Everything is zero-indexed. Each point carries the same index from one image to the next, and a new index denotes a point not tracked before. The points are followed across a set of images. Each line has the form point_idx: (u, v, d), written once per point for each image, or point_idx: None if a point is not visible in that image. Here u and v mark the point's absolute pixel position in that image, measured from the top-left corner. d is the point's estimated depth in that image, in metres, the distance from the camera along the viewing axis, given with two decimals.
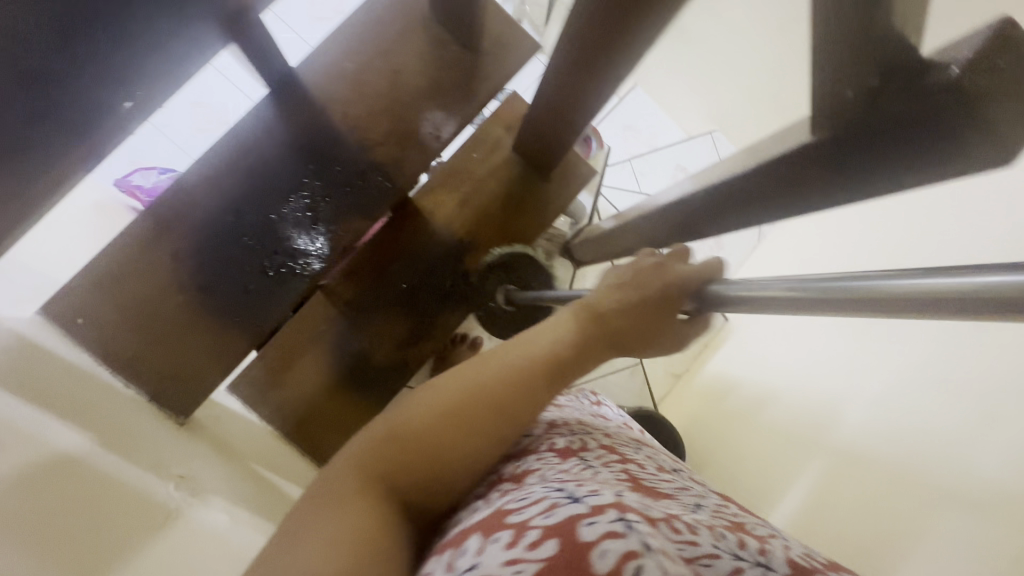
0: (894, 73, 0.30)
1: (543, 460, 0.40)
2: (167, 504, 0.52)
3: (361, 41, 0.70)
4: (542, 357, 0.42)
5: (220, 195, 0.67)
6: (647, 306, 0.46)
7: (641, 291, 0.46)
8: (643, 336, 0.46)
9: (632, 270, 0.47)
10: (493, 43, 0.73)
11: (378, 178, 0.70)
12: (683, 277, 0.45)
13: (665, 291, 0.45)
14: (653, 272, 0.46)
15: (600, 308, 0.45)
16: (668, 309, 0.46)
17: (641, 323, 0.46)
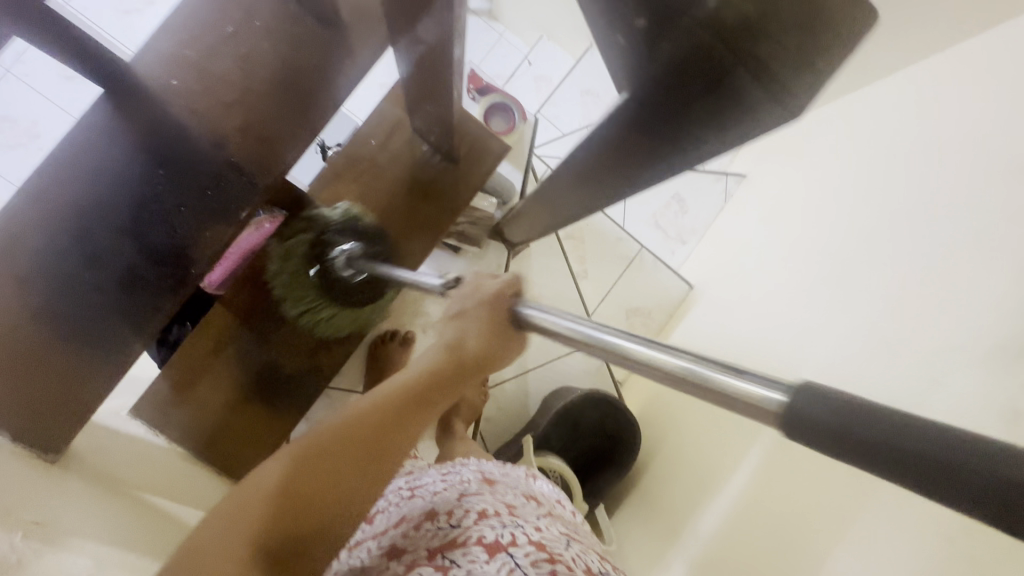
0: (661, 9, 0.24)
1: (470, 560, 0.38)
2: (8, 557, 0.48)
3: (202, 26, 0.63)
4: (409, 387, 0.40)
5: (60, 212, 0.61)
6: (486, 318, 0.43)
7: (475, 311, 0.44)
8: (493, 342, 0.43)
9: (471, 296, 0.44)
10: (356, 15, 0.65)
11: (240, 177, 0.65)
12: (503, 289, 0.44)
13: (494, 309, 0.43)
14: (480, 292, 0.44)
15: (448, 342, 0.43)
16: (500, 321, 0.43)
17: (496, 341, 0.43)
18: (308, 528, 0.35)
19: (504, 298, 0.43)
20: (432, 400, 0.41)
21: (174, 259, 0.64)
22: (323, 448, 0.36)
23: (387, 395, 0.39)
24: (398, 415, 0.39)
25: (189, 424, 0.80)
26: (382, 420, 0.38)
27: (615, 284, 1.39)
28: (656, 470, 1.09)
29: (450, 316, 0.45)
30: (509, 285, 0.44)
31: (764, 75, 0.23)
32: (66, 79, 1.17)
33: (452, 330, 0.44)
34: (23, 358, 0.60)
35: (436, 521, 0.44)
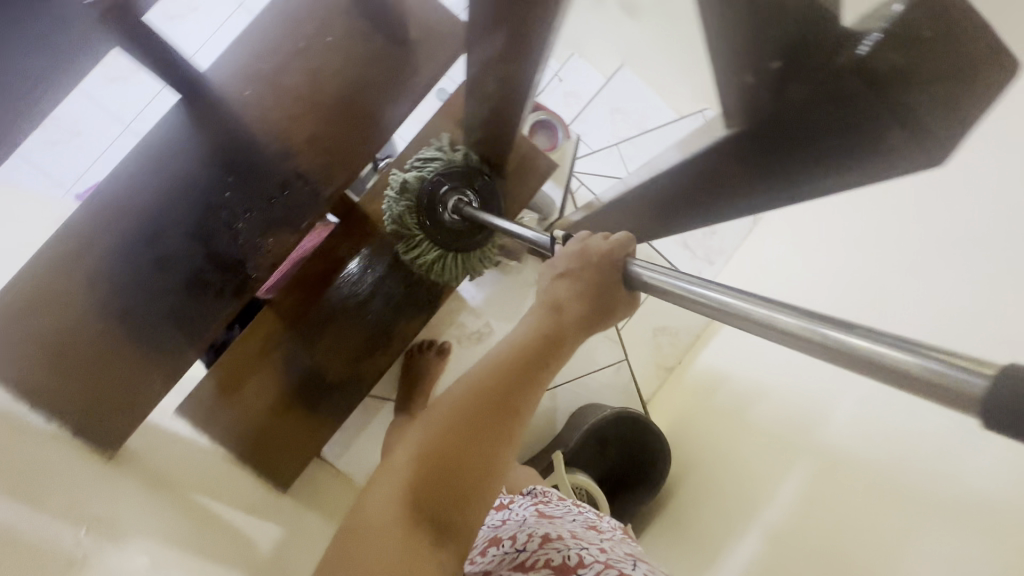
0: (801, 49, 0.24)
1: None
2: (73, 553, 0.49)
3: (277, 39, 0.65)
4: (527, 344, 0.40)
5: (132, 214, 0.63)
6: (594, 270, 0.43)
7: (582, 269, 0.43)
8: (603, 292, 0.43)
9: (575, 255, 0.44)
10: (423, 33, 0.67)
11: (305, 186, 0.66)
12: (606, 248, 0.43)
13: (600, 267, 0.42)
14: (586, 252, 0.43)
15: (556, 302, 0.42)
16: (608, 276, 0.42)
17: (607, 290, 0.43)
18: (461, 483, 0.34)
19: (608, 255, 0.42)
20: (551, 354, 0.40)
21: (237, 263, 0.66)
22: (458, 407, 0.36)
23: (510, 353, 0.39)
24: (523, 371, 0.38)
25: (233, 425, 0.82)
26: (508, 377, 0.38)
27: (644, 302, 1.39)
28: (688, 493, 1.08)
29: (553, 277, 0.45)
30: (617, 243, 0.43)
31: (909, 119, 0.23)
32: (107, 81, 1.24)
33: (559, 287, 0.43)
34: (94, 353, 0.63)
35: (502, 547, 0.50)
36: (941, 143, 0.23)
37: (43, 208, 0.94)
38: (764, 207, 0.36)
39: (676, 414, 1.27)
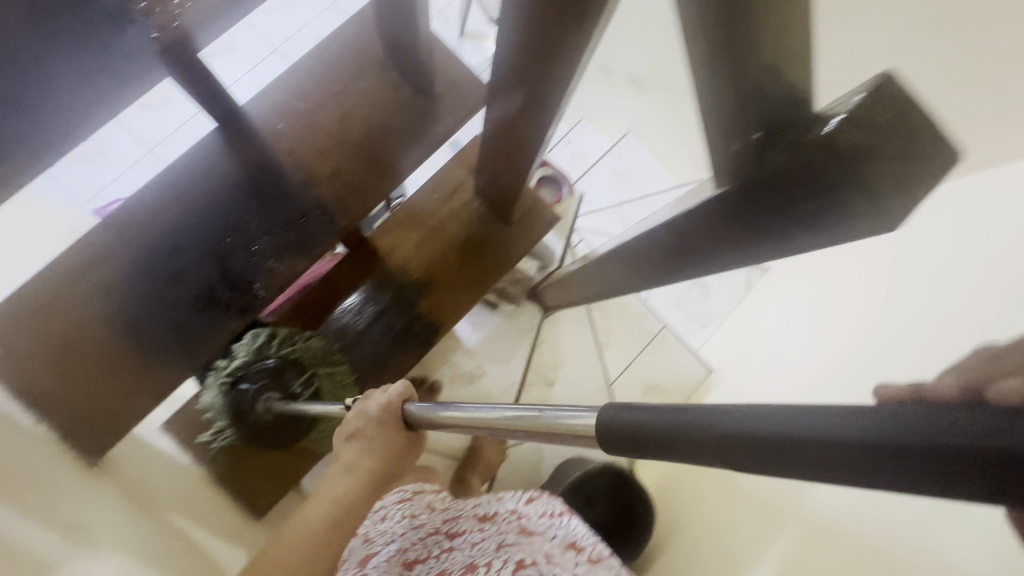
0: (775, 125, 0.28)
1: None
2: (49, 558, 0.48)
3: (314, 82, 0.71)
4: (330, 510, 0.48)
5: (156, 227, 0.67)
6: (382, 428, 0.51)
7: (371, 426, 0.52)
8: (398, 446, 0.51)
9: (361, 416, 0.53)
10: (447, 87, 0.73)
11: (322, 216, 0.70)
12: (389, 404, 0.52)
13: (387, 424, 0.51)
14: (370, 411, 0.52)
15: (352, 462, 0.51)
16: (396, 426, 0.52)
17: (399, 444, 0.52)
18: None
19: (394, 405, 0.51)
20: (356, 514, 0.49)
21: (248, 283, 0.68)
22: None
23: (314, 527, 0.47)
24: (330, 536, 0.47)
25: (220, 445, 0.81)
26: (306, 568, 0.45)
27: (636, 358, 1.41)
28: (672, 558, 1.05)
29: (346, 436, 0.53)
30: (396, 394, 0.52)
31: (872, 192, 0.26)
32: (138, 107, 1.32)
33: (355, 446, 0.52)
34: (95, 359, 0.64)
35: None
36: (903, 213, 0.26)
37: (60, 217, 0.97)
38: (749, 261, 0.39)
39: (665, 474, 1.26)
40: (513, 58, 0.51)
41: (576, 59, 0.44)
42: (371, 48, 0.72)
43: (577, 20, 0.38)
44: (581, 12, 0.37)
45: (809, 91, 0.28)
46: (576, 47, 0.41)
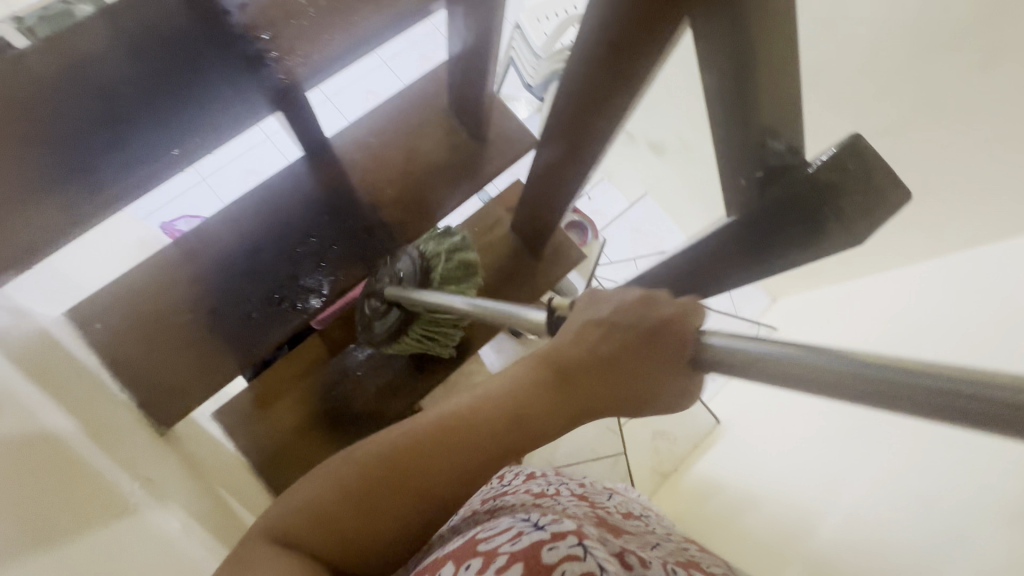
0: (773, 166, 0.38)
1: (519, 497, 0.50)
2: (128, 498, 0.55)
3: (387, 123, 0.83)
4: (527, 396, 0.42)
5: (241, 234, 0.78)
6: (634, 343, 0.43)
7: (621, 334, 0.43)
8: (638, 372, 0.43)
9: (619, 313, 0.44)
10: (498, 135, 0.85)
11: (384, 234, 0.81)
12: (665, 317, 0.42)
13: (646, 338, 0.42)
14: (650, 311, 0.43)
15: (577, 353, 0.44)
16: (649, 352, 0.42)
17: (639, 376, 0.43)
18: (376, 532, 0.39)
19: (674, 327, 0.42)
20: (547, 422, 0.43)
21: (311, 286, 0.78)
22: (430, 436, 0.41)
23: (509, 397, 0.42)
24: (511, 426, 0.42)
25: (261, 437, 0.88)
26: (496, 433, 0.41)
27: None
28: None
29: (594, 324, 0.45)
30: (675, 315, 0.42)
31: (842, 214, 0.36)
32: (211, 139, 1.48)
33: (592, 342, 0.44)
34: (176, 339, 0.74)
35: (493, 484, 0.57)
36: (865, 232, 0.36)
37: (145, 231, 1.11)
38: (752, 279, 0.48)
39: (672, 516, 1.30)
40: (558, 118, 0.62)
41: (618, 116, 0.54)
42: (438, 98, 0.85)
43: (625, 84, 0.48)
44: (629, 79, 0.48)
45: (795, 143, 0.38)
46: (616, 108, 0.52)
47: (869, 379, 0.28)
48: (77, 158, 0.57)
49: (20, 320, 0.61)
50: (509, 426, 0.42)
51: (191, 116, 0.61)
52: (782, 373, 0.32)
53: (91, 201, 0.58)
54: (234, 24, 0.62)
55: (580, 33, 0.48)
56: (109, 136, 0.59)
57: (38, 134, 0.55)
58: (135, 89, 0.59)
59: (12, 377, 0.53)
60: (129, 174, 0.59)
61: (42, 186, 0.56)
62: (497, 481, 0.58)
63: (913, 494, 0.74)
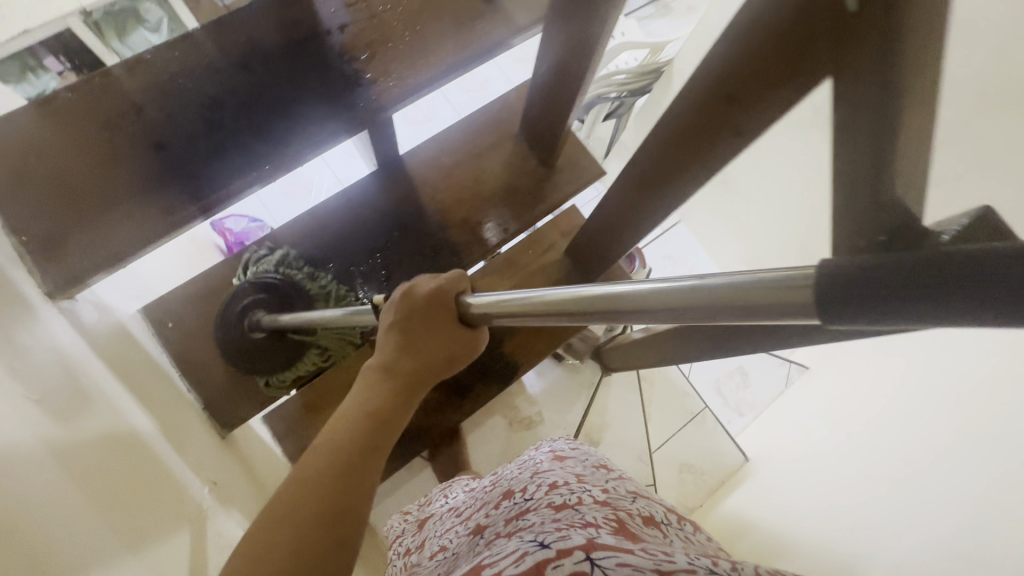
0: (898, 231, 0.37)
1: (539, 514, 0.46)
2: (200, 503, 0.56)
3: (458, 144, 0.85)
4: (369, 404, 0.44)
5: (311, 244, 0.80)
6: (421, 318, 0.49)
7: (410, 317, 0.48)
8: (437, 335, 0.49)
9: (402, 305, 0.48)
10: (566, 163, 0.86)
11: (449, 254, 0.83)
12: (436, 292, 0.48)
13: (428, 306, 0.48)
14: (417, 296, 0.49)
15: (388, 352, 0.48)
16: (443, 314, 0.49)
17: (444, 340, 0.49)
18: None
19: (448, 293, 0.49)
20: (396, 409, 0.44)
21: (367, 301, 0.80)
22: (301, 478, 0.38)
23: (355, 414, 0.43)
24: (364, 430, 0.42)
25: (309, 444, 0.88)
26: (346, 438, 0.41)
27: (670, 438, 1.49)
28: None
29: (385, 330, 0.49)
30: (447, 280, 0.49)
31: None
32: None
33: (394, 337, 0.48)
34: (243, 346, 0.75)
35: (513, 498, 0.53)
36: None
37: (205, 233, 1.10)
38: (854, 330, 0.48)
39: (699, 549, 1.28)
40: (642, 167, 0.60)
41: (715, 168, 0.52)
42: (510, 123, 0.86)
43: (733, 138, 0.47)
44: (740, 132, 0.46)
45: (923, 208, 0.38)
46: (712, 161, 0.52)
47: (801, 291, 0.24)
48: (175, 165, 0.59)
49: (102, 314, 0.62)
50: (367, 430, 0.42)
51: (282, 132, 0.62)
52: (635, 309, 0.33)
53: (177, 211, 0.59)
54: (332, 44, 0.65)
55: (689, 83, 0.47)
56: (206, 146, 0.60)
57: (147, 141, 0.59)
58: (236, 102, 0.61)
59: (101, 372, 0.55)
60: (219, 184, 0.60)
61: (142, 189, 0.59)
62: (517, 494, 0.54)
63: (949, 548, 0.72)
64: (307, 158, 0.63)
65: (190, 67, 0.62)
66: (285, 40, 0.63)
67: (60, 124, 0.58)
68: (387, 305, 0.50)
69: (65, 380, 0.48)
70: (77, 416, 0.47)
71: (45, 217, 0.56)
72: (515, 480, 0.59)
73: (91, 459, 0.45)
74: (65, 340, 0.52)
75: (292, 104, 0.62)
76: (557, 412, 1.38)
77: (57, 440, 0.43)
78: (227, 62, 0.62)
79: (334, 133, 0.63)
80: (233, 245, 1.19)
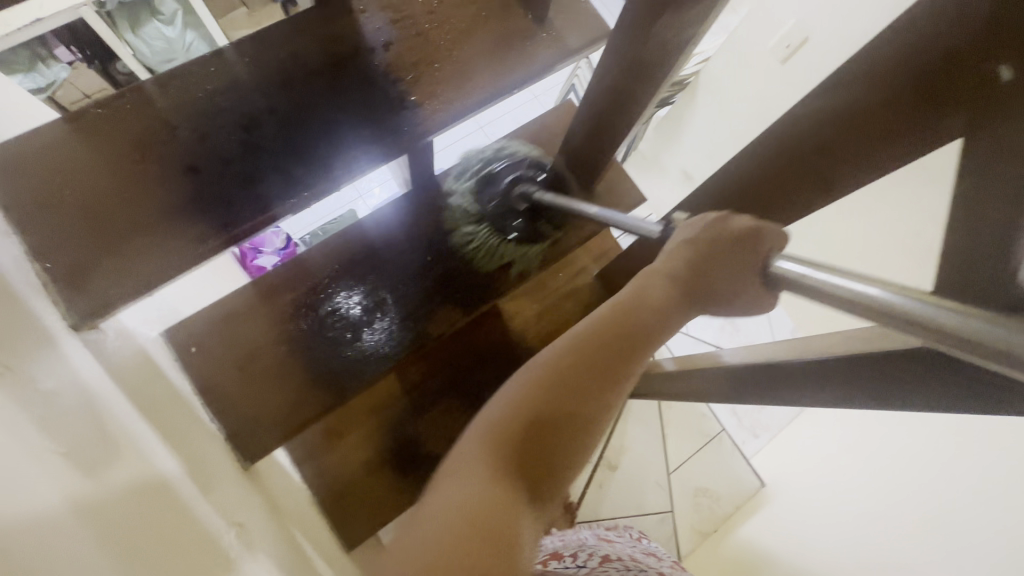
0: None
1: None
2: (228, 552, 0.52)
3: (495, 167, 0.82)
4: (631, 317, 0.46)
5: (341, 266, 0.77)
6: (721, 251, 0.47)
7: (711, 243, 0.48)
8: (727, 273, 0.47)
9: (711, 225, 0.48)
10: (606, 188, 0.82)
11: (484, 280, 0.80)
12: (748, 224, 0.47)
13: (735, 240, 0.47)
14: (728, 223, 0.48)
15: (670, 269, 0.49)
16: (746, 253, 0.47)
17: (732, 279, 0.47)
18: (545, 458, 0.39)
19: (769, 236, 0.46)
20: (642, 339, 0.46)
21: (386, 326, 0.76)
22: (568, 362, 0.43)
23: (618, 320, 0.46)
24: (620, 343, 0.45)
25: (330, 471, 0.85)
26: (613, 342, 0.44)
27: (689, 460, 1.46)
28: None
29: (681, 243, 0.50)
30: (769, 227, 0.47)
31: None
32: None
33: (688, 255, 0.49)
34: (270, 373, 0.72)
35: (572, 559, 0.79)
36: None
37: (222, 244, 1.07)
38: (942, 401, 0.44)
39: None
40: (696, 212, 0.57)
41: (789, 220, 0.49)
42: (549, 146, 0.83)
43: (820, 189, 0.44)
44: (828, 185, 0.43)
45: None
46: (783, 213, 0.49)
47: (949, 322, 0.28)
48: (208, 190, 0.56)
49: (126, 341, 0.59)
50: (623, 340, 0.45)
51: (321, 157, 0.58)
52: (860, 303, 0.34)
53: (209, 239, 0.55)
54: (376, 63, 0.61)
55: (772, 130, 0.44)
56: (241, 171, 0.57)
57: (180, 164, 0.56)
58: (275, 124, 0.58)
59: (128, 410, 0.52)
60: (254, 211, 0.56)
61: (174, 215, 0.55)
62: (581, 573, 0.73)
63: None
64: (345, 185, 0.60)
65: (227, 86, 0.58)
66: (327, 60, 0.60)
67: (90, 145, 0.55)
68: (698, 219, 0.50)
69: (92, 424, 0.45)
70: (104, 465, 0.44)
71: (72, 243, 0.53)
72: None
73: (117, 514, 0.42)
74: (92, 378, 0.49)
75: (333, 127, 0.59)
76: None
77: (84, 497, 0.40)
78: (265, 80, 0.59)
79: (374, 158, 0.60)
80: (248, 251, 1.15)
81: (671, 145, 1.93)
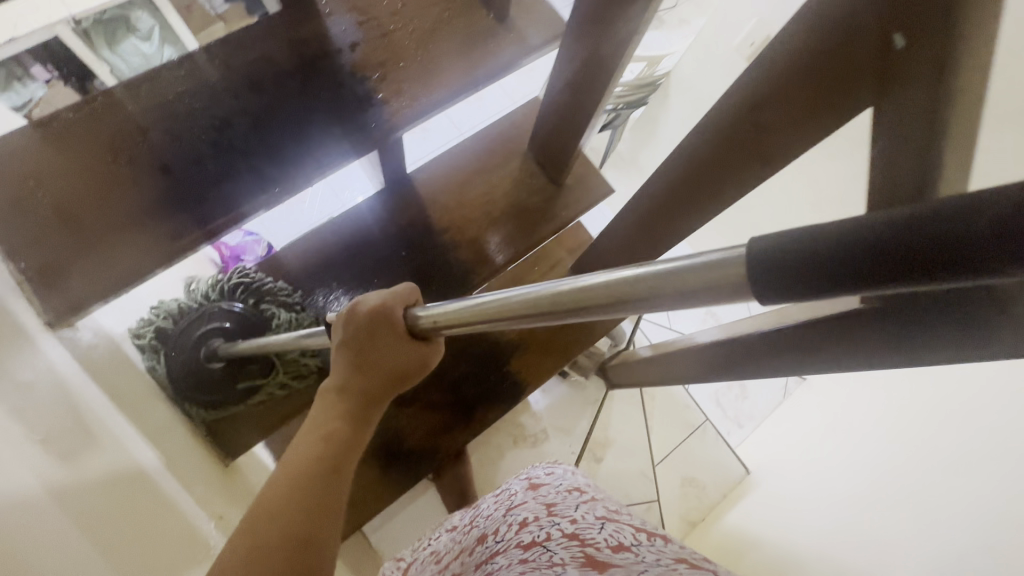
0: None
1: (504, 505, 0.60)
2: (209, 540, 0.53)
3: (466, 162, 0.84)
4: (313, 444, 0.40)
5: (318, 264, 0.79)
6: (368, 338, 0.43)
7: (356, 344, 0.43)
8: (388, 353, 0.43)
9: (350, 327, 0.43)
10: (575, 180, 0.85)
11: (460, 274, 0.83)
12: (384, 306, 0.43)
13: (371, 330, 0.43)
14: (359, 313, 0.43)
15: (342, 385, 0.44)
16: (399, 334, 0.43)
17: (396, 352, 0.43)
18: None
19: (398, 303, 0.43)
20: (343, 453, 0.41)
21: None
22: (256, 534, 0.35)
23: (303, 460, 0.39)
24: (314, 473, 0.39)
25: None
26: (305, 481, 0.38)
27: (674, 451, 1.48)
28: None
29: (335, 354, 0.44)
30: (393, 295, 0.43)
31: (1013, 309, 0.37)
32: None
33: (346, 358, 0.44)
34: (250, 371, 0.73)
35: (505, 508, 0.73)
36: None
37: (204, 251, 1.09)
38: (886, 358, 0.48)
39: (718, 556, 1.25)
40: (654, 194, 0.59)
41: (736, 196, 0.52)
42: (518, 141, 0.85)
43: (761, 163, 0.47)
44: (767, 159, 0.46)
45: None
46: (733, 190, 0.51)
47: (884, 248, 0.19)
48: (181, 189, 0.58)
49: (103, 340, 0.60)
50: (315, 466, 0.39)
51: (292, 155, 0.60)
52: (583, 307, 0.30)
53: (183, 236, 0.57)
54: (344, 63, 0.64)
55: (714, 109, 0.46)
56: (213, 169, 0.58)
57: (152, 165, 0.57)
58: (245, 123, 0.60)
59: (107, 405, 0.53)
60: (224, 207, 0.58)
61: (149, 213, 0.57)
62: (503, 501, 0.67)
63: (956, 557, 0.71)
64: (316, 181, 0.62)
65: (198, 88, 0.60)
66: (295, 61, 0.62)
67: (62, 147, 0.56)
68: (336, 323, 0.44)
69: (70, 416, 0.46)
70: (81, 454, 0.45)
71: (46, 242, 0.54)
72: (488, 521, 0.56)
73: (93, 501, 0.43)
74: (68, 372, 0.50)
75: (304, 124, 0.61)
76: (561, 430, 1.40)
77: (58, 483, 0.41)
78: (235, 82, 0.61)
79: (344, 154, 0.62)
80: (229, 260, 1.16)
81: (648, 145, 1.97)
